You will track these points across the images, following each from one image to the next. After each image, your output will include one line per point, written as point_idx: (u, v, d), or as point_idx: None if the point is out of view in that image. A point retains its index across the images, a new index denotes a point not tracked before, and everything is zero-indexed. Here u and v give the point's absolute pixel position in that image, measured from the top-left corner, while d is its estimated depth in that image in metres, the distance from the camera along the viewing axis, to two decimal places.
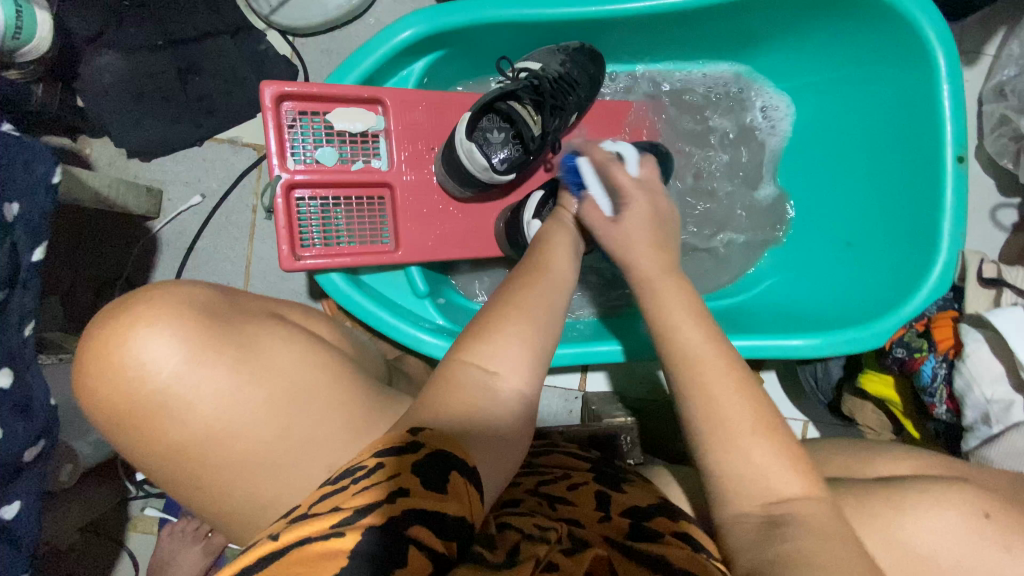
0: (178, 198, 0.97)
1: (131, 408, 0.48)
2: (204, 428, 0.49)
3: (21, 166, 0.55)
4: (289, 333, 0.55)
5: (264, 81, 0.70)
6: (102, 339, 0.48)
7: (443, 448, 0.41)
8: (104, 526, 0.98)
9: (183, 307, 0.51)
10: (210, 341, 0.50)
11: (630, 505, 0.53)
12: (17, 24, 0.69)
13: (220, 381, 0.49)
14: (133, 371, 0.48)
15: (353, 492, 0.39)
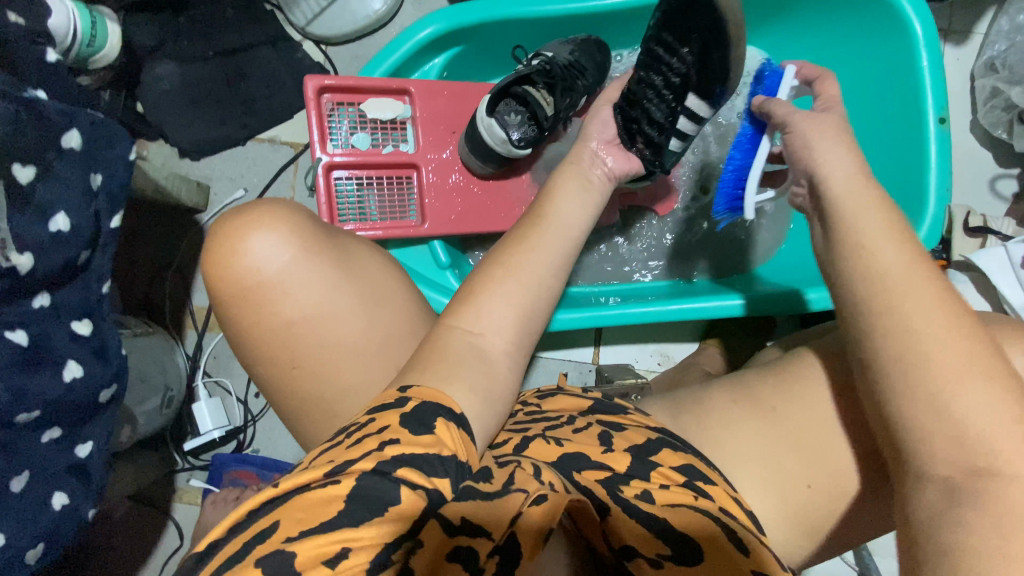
0: (222, 193, 1.07)
1: (248, 287, 0.55)
2: (309, 310, 0.56)
3: (104, 143, 0.63)
4: (373, 249, 0.64)
5: (308, 75, 0.78)
6: (233, 229, 0.56)
7: (429, 399, 0.49)
8: (153, 497, 1.04)
9: (294, 212, 0.58)
10: (318, 241, 0.58)
11: (630, 441, 0.59)
12: (92, 34, 0.80)
13: (326, 273, 0.57)
14: (254, 256, 0.55)
15: (348, 446, 0.46)
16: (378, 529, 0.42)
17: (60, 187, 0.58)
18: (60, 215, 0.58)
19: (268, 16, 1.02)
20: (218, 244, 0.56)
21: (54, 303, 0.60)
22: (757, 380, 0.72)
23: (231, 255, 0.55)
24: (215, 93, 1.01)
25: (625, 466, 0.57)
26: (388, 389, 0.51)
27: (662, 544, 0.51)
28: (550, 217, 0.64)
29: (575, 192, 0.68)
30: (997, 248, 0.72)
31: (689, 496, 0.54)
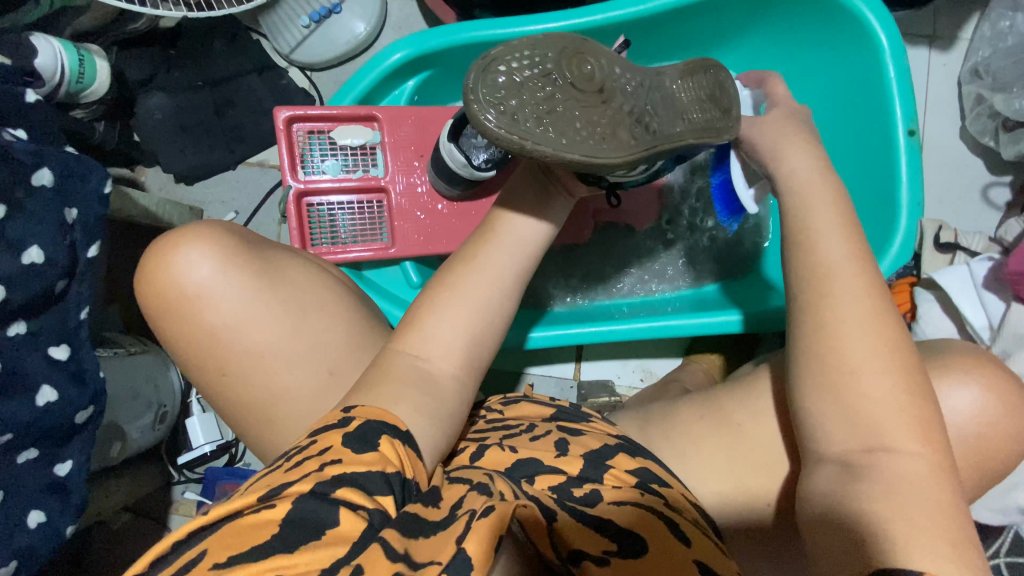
0: (215, 216, 1.11)
1: (175, 300, 0.60)
2: (230, 320, 0.60)
3: (79, 178, 0.67)
4: (302, 260, 0.67)
5: (279, 106, 0.81)
6: (162, 247, 0.60)
7: (374, 419, 0.50)
8: (150, 509, 1.09)
9: (220, 229, 0.62)
10: (242, 255, 0.61)
11: (588, 447, 0.61)
12: (80, 70, 0.86)
13: (247, 284, 0.60)
14: (179, 271, 0.59)
15: (287, 470, 0.46)
16: (317, 553, 0.40)
17: (31, 221, 0.63)
18: (33, 248, 0.63)
19: (254, 46, 1.07)
20: (151, 265, 0.61)
21: (34, 329, 0.65)
22: (718, 399, 0.72)
23: (162, 269, 0.59)
24: (204, 122, 1.05)
25: (576, 471, 0.58)
26: (334, 411, 0.52)
27: (609, 542, 0.50)
28: (504, 227, 0.61)
29: (530, 199, 0.61)
30: (961, 267, 0.73)
31: (635, 493, 0.56)
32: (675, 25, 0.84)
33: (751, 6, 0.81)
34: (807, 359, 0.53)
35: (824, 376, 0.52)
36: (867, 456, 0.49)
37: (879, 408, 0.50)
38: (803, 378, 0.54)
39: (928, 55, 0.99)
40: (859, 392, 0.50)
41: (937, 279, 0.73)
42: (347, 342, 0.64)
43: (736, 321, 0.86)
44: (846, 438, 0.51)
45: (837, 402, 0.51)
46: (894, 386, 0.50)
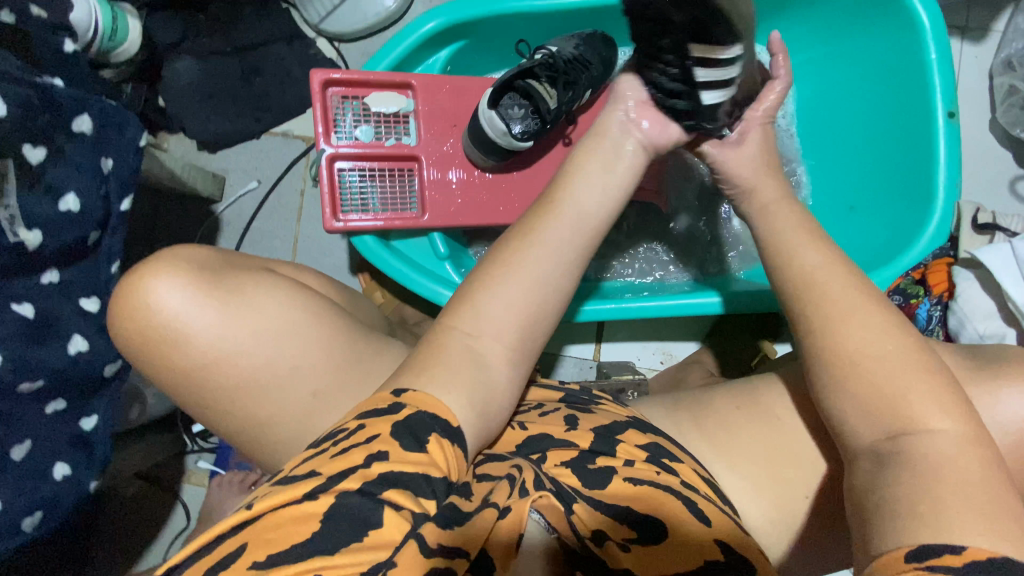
0: (237, 185, 1.11)
1: (144, 338, 0.57)
2: (206, 356, 0.57)
3: (115, 128, 0.67)
4: (272, 283, 0.62)
5: (314, 69, 0.80)
6: (129, 283, 0.57)
7: (424, 412, 0.46)
8: (161, 477, 1.08)
9: (184, 265, 0.59)
10: (205, 285, 0.58)
11: (597, 422, 0.60)
12: (112, 29, 0.85)
13: (212, 317, 0.57)
14: (144, 307, 0.56)
15: (331, 456, 0.43)
16: (356, 556, 0.39)
17: (69, 168, 0.63)
18: (70, 196, 0.63)
19: (283, 14, 1.06)
20: (122, 296, 0.58)
21: (64, 280, 0.65)
22: (757, 391, 0.70)
23: (134, 306, 0.57)
24: (231, 88, 1.04)
25: (589, 444, 0.57)
26: (382, 393, 0.48)
27: (628, 528, 0.49)
28: (568, 206, 0.58)
29: (592, 174, 0.61)
30: (1003, 244, 0.71)
31: (650, 471, 0.54)
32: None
33: None
34: (825, 371, 0.52)
35: (864, 367, 0.50)
36: (891, 444, 0.48)
37: (897, 382, 0.49)
38: (820, 385, 0.52)
39: (960, 46, 0.99)
40: (868, 381, 0.49)
41: (978, 256, 0.72)
42: (340, 355, 0.61)
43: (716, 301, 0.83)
44: (870, 431, 0.49)
45: (846, 395, 0.51)
46: (907, 367, 0.49)
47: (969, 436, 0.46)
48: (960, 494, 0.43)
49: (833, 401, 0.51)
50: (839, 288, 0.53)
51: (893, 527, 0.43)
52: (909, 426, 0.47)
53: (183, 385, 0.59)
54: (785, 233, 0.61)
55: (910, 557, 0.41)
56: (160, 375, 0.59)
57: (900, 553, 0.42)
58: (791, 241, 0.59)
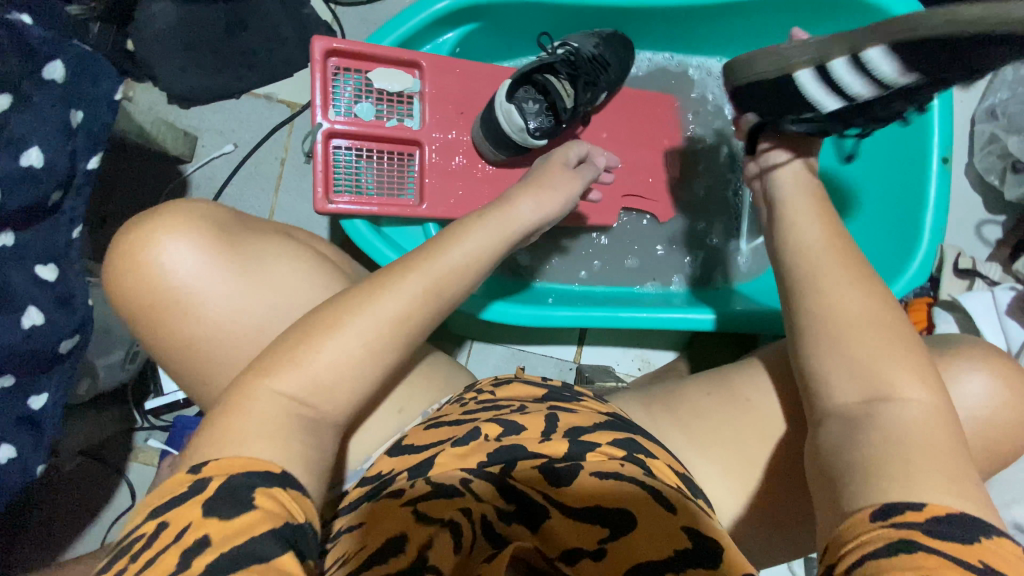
0: (210, 146, 1.02)
1: (146, 304, 0.58)
2: (209, 319, 0.59)
3: (89, 78, 0.60)
4: (285, 251, 0.65)
5: (315, 35, 0.74)
6: (133, 239, 0.58)
7: (230, 475, 0.41)
8: (105, 454, 1.01)
9: (191, 221, 0.60)
10: (215, 245, 0.60)
11: (573, 424, 0.56)
12: None
13: (223, 278, 0.59)
14: (152, 273, 0.58)
15: (133, 574, 0.36)
16: None
17: (35, 119, 0.56)
18: (34, 150, 0.56)
19: None
20: (126, 248, 0.58)
21: (20, 243, 0.59)
22: (729, 378, 0.70)
23: (139, 262, 0.58)
24: (211, 41, 0.95)
25: (563, 452, 0.52)
26: (181, 473, 0.42)
27: (599, 528, 0.46)
28: (443, 255, 0.54)
29: (478, 237, 0.58)
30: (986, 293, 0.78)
31: (614, 465, 0.51)
32: (716, 20, 0.87)
33: (753, 11, 0.85)
34: (812, 343, 0.52)
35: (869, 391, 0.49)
36: (864, 407, 0.48)
37: (874, 355, 0.49)
38: (806, 346, 0.53)
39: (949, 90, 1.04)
40: (848, 352, 0.50)
41: (962, 301, 0.77)
42: None
43: (711, 318, 0.84)
44: (849, 388, 0.50)
45: (838, 351, 0.51)
46: (894, 346, 0.50)
47: (940, 408, 0.47)
48: (926, 463, 0.44)
49: (824, 383, 0.51)
50: (862, 294, 0.52)
51: (862, 488, 0.44)
52: (887, 390, 0.48)
53: (172, 350, 0.60)
54: None
55: (877, 517, 0.42)
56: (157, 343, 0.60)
57: (862, 515, 0.43)
58: (803, 241, 0.58)
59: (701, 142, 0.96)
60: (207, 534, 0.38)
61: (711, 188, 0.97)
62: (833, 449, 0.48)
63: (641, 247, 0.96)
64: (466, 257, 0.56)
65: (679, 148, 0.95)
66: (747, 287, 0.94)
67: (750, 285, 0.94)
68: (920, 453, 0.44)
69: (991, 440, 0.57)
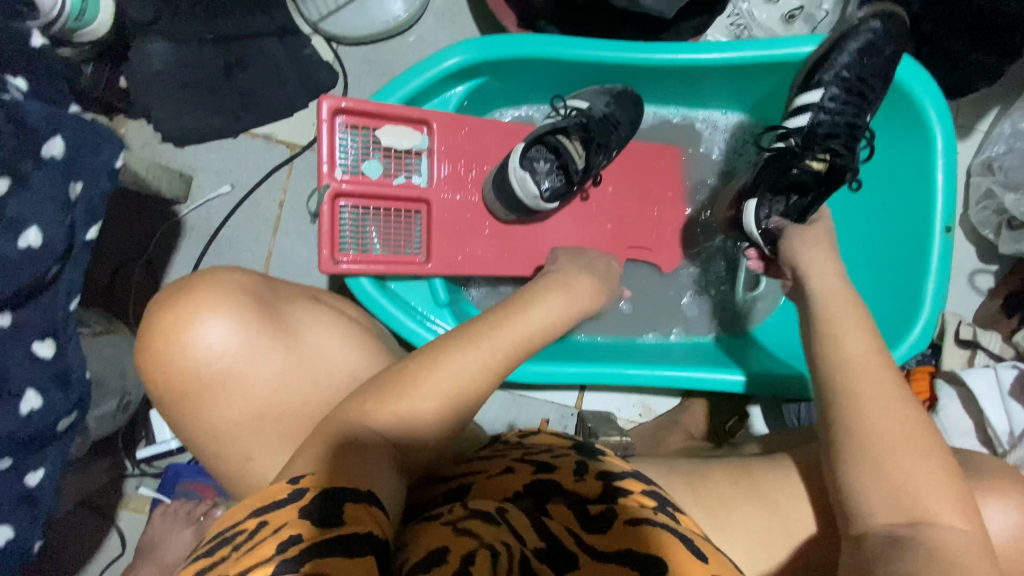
0: (207, 186, 1.00)
1: (188, 380, 0.57)
2: (240, 392, 0.58)
3: (89, 150, 0.58)
4: (313, 317, 0.64)
5: (323, 94, 0.72)
6: (168, 314, 0.57)
7: (327, 488, 0.42)
8: (94, 501, 0.98)
9: (225, 291, 0.59)
10: (249, 318, 0.59)
11: (607, 470, 0.56)
12: (82, 8, 0.75)
13: (256, 351, 0.59)
14: (195, 351, 0.57)
15: (236, 560, 0.38)
16: None
17: (34, 199, 0.54)
18: (32, 230, 0.54)
19: (278, 5, 0.94)
20: (160, 319, 0.57)
21: (18, 320, 0.57)
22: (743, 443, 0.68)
23: (172, 336, 0.56)
24: (210, 81, 0.92)
25: (598, 491, 0.52)
26: (277, 481, 0.44)
27: (630, 569, 0.45)
28: (499, 332, 0.59)
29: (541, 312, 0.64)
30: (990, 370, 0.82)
31: (649, 513, 0.51)
32: (725, 80, 0.87)
33: (762, 74, 0.85)
34: (851, 447, 0.53)
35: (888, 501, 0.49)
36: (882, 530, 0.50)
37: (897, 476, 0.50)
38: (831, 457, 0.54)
39: None
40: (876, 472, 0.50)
41: (966, 378, 0.82)
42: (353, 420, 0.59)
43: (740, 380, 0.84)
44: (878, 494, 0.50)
45: (878, 444, 0.52)
46: (923, 475, 0.50)
47: (971, 528, 0.48)
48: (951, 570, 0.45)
49: (849, 479, 0.52)
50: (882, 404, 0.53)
51: None
52: (926, 512, 0.49)
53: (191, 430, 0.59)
54: (827, 341, 0.60)
55: None
56: (178, 423, 0.60)
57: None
58: (850, 346, 0.59)
59: (708, 194, 0.97)
60: (300, 532, 0.38)
61: (716, 239, 0.98)
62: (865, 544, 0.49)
63: (646, 298, 0.96)
64: (524, 334, 0.60)
65: (684, 201, 0.96)
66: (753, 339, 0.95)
67: (757, 338, 0.95)
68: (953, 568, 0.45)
69: (1002, 528, 0.58)
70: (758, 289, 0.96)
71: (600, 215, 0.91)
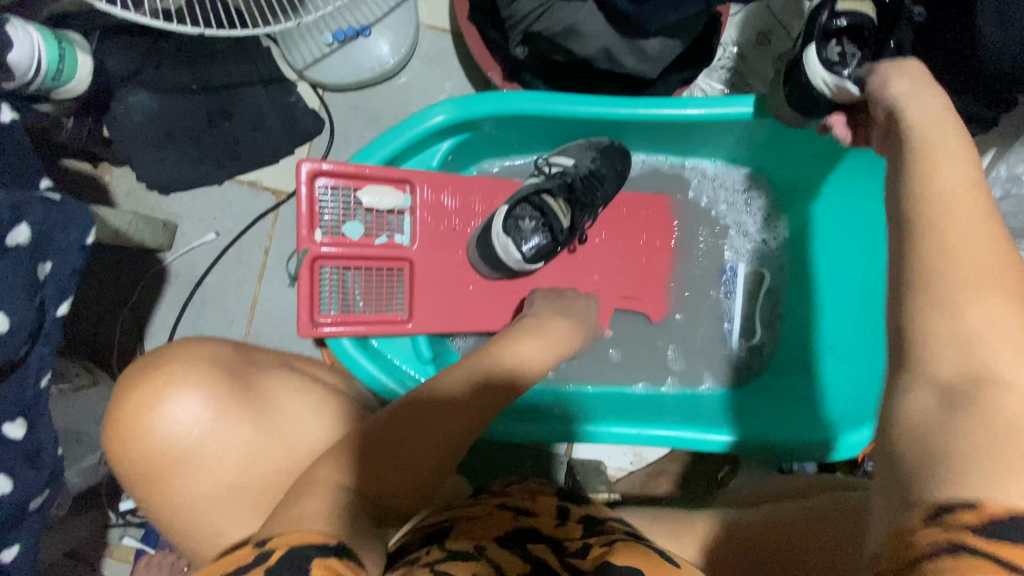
0: (192, 233, 0.99)
1: (156, 464, 0.51)
2: (213, 476, 0.52)
3: (58, 229, 0.57)
4: (293, 387, 0.58)
5: (302, 157, 0.71)
6: (137, 393, 0.51)
7: (295, 543, 0.37)
8: (79, 550, 0.97)
9: (201, 366, 0.53)
10: (224, 397, 0.53)
11: (587, 515, 0.58)
12: (59, 67, 0.72)
13: (233, 430, 0.52)
14: (164, 434, 0.50)
15: None
16: None
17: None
18: None
19: (262, 53, 0.94)
20: (129, 398, 0.51)
21: None
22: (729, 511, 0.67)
23: (140, 418, 0.50)
24: (193, 131, 0.92)
25: (578, 533, 0.54)
26: (242, 544, 0.39)
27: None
28: (488, 378, 0.56)
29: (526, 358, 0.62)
30: None
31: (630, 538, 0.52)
32: (715, 133, 0.85)
33: (752, 129, 0.84)
34: None
35: None
36: None
37: None
38: None
39: None
40: None
41: None
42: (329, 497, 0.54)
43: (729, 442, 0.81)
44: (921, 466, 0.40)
45: (952, 317, 0.34)
46: None
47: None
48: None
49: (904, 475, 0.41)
50: None
51: None
52: (997, 368, 0.33)
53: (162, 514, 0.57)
54: None
55: None
56: None
57: (999, 510, 0.29)
58: None
59: (698, 241, 0.96)
60: None
61: (706, 288, 0.97)
62: (920, 428, 0.34)
63: (635, 348, 0.95)
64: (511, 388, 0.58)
65: (672, 250, 0.95)
66: (746, 390, 0.93)
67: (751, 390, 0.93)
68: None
69: None
70: (752, 338, 0.96)
71: (587, 267, 0.91)
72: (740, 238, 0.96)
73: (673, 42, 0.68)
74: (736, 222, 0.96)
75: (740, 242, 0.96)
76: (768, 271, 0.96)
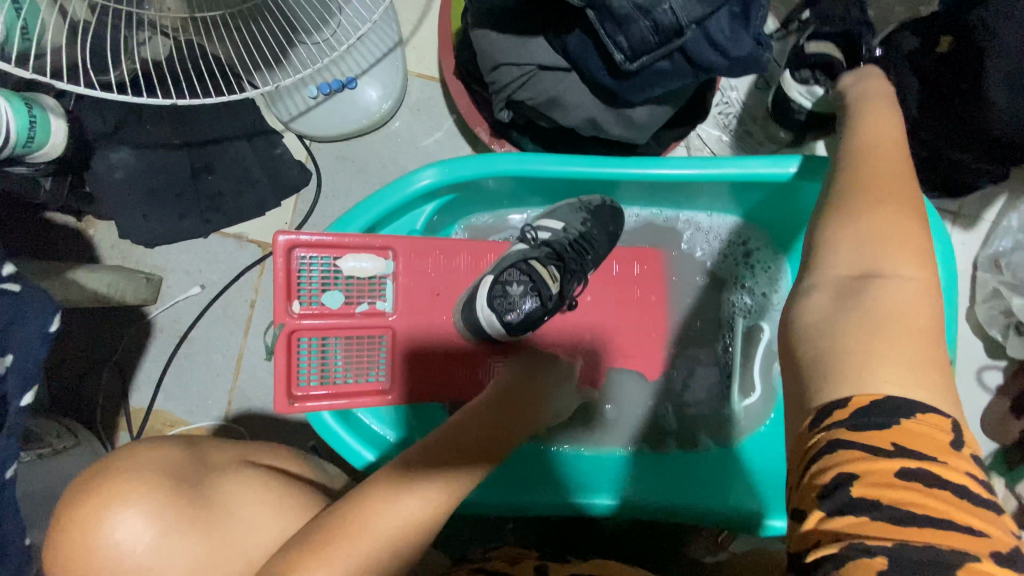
0: (177, 287, 0.98)
1: None
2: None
3: (18, 322, 0.55)
4: (251, 487, 0.57)
5: (279, 229, 0.69)
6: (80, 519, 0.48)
7: None
8: None
9: (150, 480, 0.51)
10: (175, 511, 0.51)
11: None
12: (30, 134, 0.71)
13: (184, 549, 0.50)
14: (103, 558, 0.48)
15: None
16: None
17: None
18: None
19: (246, 106, 0.92)
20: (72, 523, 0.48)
21: None
22: None
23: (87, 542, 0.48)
24: (176, 185, 0.89)
25: None
26: None
27: None
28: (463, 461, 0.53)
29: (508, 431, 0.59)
30: None
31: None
32: (711, 189, 0.82)
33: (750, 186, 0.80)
34: None
35: None
36: None
37: None
38: None
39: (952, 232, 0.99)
40: None
41: None
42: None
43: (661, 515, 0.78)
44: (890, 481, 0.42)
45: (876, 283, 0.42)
46: None
47: (933, 288, 0.43)
48: (930, 386, 0.38)
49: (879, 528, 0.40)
50: None
51: None
52: (880, 269, 0.44)
53: None
54: None
55: None
56: None
57: (864, 399, 0.38)
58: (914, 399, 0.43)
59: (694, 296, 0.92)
60: None
61: (703, 343, 0.93)
62: (824, 342, 0.42)
63: (630, 407, 0.91)
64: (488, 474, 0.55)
65: (667, 305, 0.92)
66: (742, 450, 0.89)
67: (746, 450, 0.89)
68: (903, 332, 0.40)
69: None
70: (751, 395, 0.91)
71: (576, 325, 0.88)
72: (740, 292, 0.92)
73: (662, 108, 0.65)
74: (734, 275, 0.92)
75: (738, 296, 0.92)
76: (768, 325, 0.92)
